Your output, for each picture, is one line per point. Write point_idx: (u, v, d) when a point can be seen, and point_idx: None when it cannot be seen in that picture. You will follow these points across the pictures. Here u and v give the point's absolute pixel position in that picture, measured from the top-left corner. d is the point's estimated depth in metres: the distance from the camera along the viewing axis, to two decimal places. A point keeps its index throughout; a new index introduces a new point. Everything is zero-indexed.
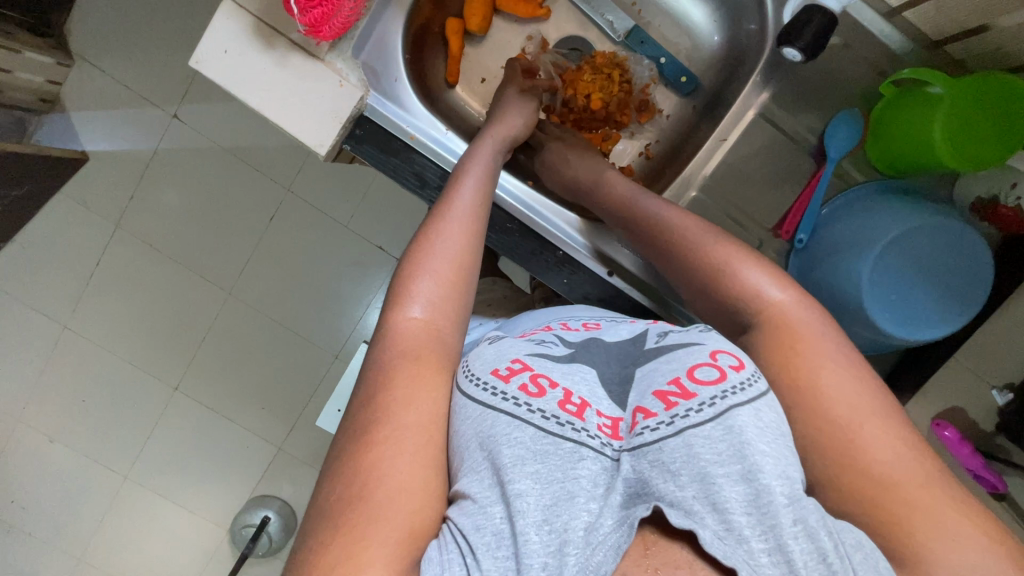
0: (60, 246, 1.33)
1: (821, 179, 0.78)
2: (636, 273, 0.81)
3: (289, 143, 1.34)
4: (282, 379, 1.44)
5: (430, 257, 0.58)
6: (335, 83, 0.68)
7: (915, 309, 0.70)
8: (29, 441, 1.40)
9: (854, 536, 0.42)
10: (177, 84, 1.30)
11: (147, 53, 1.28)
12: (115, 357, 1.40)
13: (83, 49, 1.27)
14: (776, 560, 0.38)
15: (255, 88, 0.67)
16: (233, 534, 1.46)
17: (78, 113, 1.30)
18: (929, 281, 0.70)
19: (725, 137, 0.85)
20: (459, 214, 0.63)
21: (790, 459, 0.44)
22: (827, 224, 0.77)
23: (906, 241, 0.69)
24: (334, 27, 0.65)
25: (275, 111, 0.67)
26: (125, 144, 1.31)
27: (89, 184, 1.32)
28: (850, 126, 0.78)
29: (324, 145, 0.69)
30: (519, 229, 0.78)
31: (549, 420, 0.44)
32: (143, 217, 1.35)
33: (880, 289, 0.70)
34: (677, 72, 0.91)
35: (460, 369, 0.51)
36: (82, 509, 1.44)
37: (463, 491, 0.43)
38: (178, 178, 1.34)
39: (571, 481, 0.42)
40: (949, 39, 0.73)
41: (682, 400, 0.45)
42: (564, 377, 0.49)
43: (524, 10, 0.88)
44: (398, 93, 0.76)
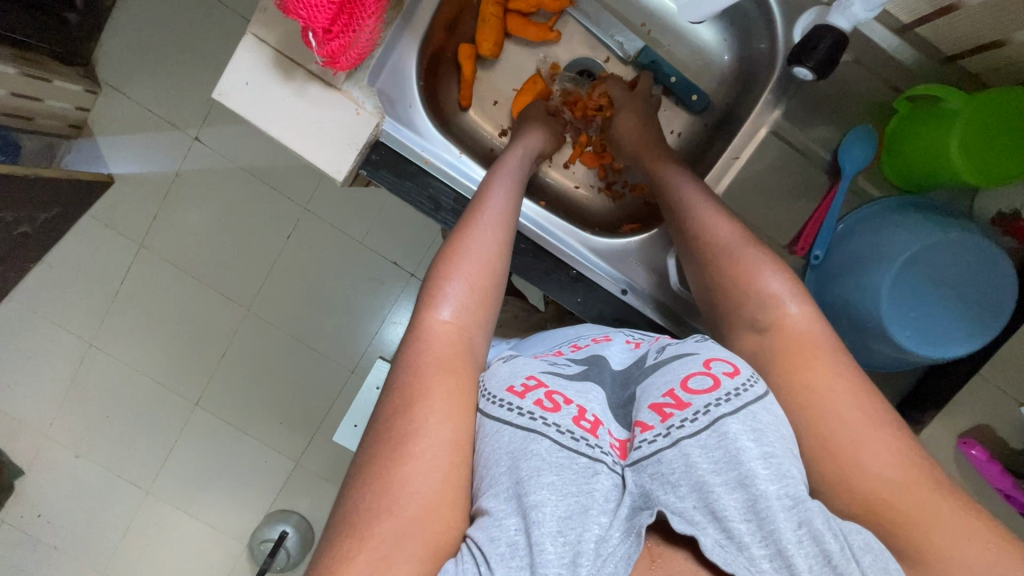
0: (88, 265, 1.38)
1: (837, 195, 0.77)
2: (649, 290, 0.81)
3: (305, 162, 1.37)
4: (300, 394, 1.46)
5: (462, 261, 0.59)
6: (352, 111, 0.70)
7: (933, 329, 0.69)
8: (56, 456, 1.44)
9: (861, 537, 0.42)
10: (198, 107, 1.34)
11: (170, 79, 1.33)
12: (137, 373, 1.43)
13: (109, 76, 1.31)
14: (776, 565, 0.39)
15: (277, 120, 0.69)
16: (251, 549, 1.47)
17: (103, 137, 1.34)
18: (947, 297, 0.68)
19: (738, 154, 0.82)
20: (488, 224, 0.63)
21: (789, 459, 0.45)
22: (843, 238, 0.76)
23: (925, 259, 0.68)
24: (350, 59, 0.67)
25: (293, 139, 0.69)
26: (149, 167, 1.36)
27: (114, 205, 1.36)
28: (864, 142, 0.77)
29: (342, 171, 0.70)
30: (532, 248, 0.78)
31: (564, 434, 0.44)
32: (165, 237, 1.38)
33: (898, 306, 0.68)
34: (687, 90, 0.91)
35: (478, 388, 0.51)
36: (106, 523, 1.46)
37: (483, 508, 0.43)
38: (198, 199, 1.37)
39: (585, 495, 0.42)
40: (962, 54, 0.71)
41: (676, 411, 0.46)
42: (578, 395, 0.49)
43: (535, 33, 0.88)
44: (411, 118, 0.77)
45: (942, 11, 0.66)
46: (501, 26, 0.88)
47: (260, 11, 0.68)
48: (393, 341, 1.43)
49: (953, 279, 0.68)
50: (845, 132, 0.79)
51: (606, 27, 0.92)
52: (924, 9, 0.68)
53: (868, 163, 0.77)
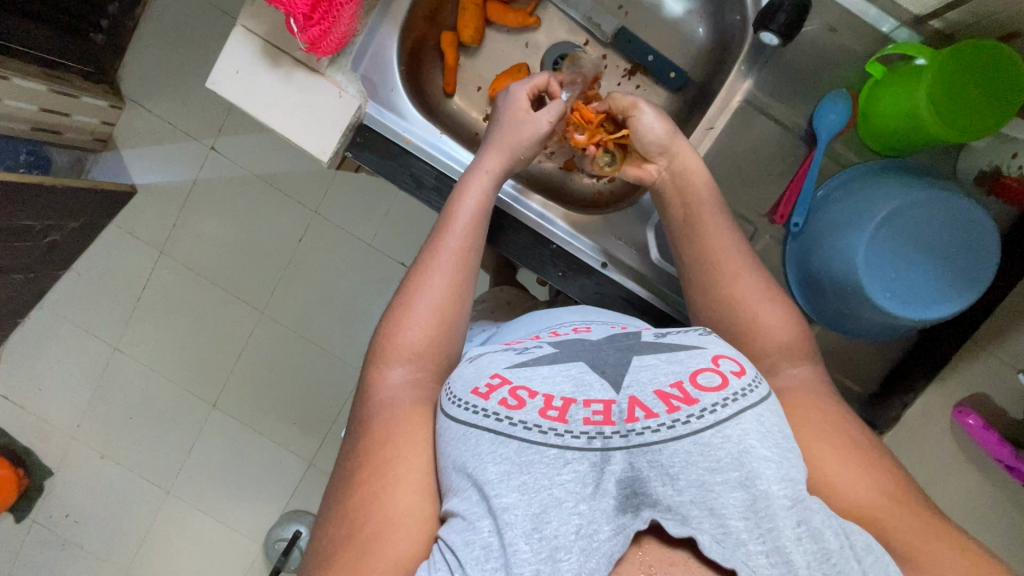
0: (112, 272, 1.44)
1: (814, 161, 0.76)
2: (630, 264, 0.81)
3: (315, 168, 1.42)
4: (312, 395, 1.49)
5: (416, 308, 0.61)
6: (334, 94, 0.73)
7: (913, 287, 0.67)
8: (83, 457, 1.49)
9: (863, 538, 0.44)
10: (214, 118, 1.41)
11: (187, 91, 1.40)
12: (158, 376, 1.48)
13: (132, 92, 1.39)
14: (774, 561, 0.39)
15: (263, 104, 0.72)
16: (267, 549, 1.50)
17: (127, 150, 1.42)
18: (931, 258, 0.67)
19: (712, 125, 0.81)
20: (444, 260, 0.65)
21: (794, 459, 0.45)
22: (822, 207, 0.75)
23: (900, 219, 0.67)
24: (332, 43, 0.70)
25: (280, 123, 0.73)
26: (168, 177, 1.42)
27: (137, 214, 1.43)
28: (838, 106, 0.76)
29: (326, 152, 0.73)
30: (513, 224, 0.79)
31: (532, 430, 0.45)
32: (184, 244, 1.44)
33: (876, 267, 0.67)
34: (664, 68, 0.92)
35: (443, 394, 0.53)
36: (129, 523, 1.51)
37: (453, 510, 0.45)
38: (214, 206, 1.43)
39: (558, 488, 0.43)
40: (934, 13, 0.72)
41: (683, 405, 0.46)
42: (544, 382, 0.49)
43: (514, 20, 0.91)
44: (394, 101, 0.81)
45: None
46: (481, 13, 0.90)
47: (248, 4, 0.71)
48: None
49: (935, 239, 0.67)
50: (818, 100, 0.78)
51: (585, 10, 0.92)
52: None
53: (842, 128, 0.76)
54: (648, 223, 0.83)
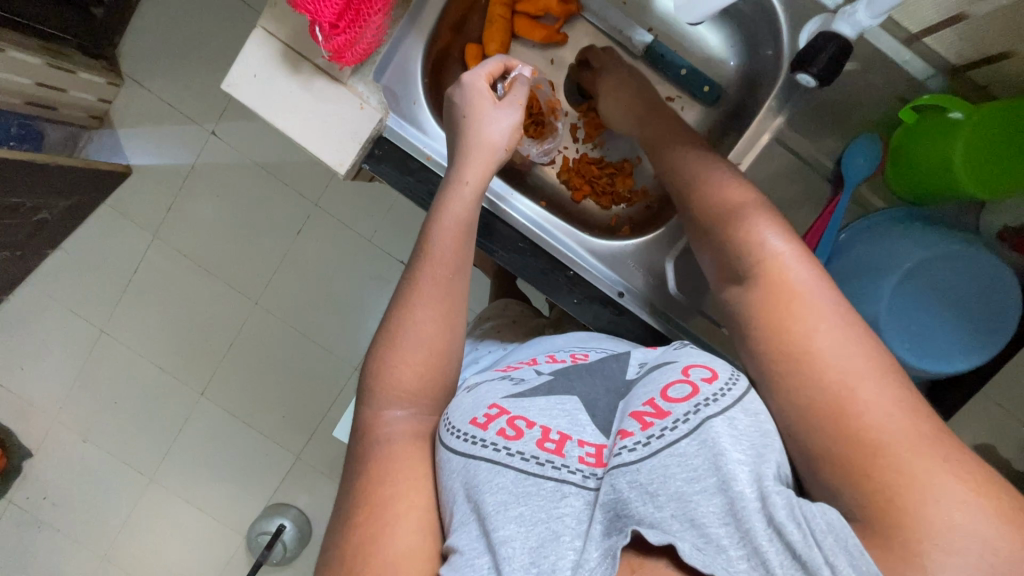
0: (103, 254, 1.41)
1: (840, 203, 0.75)
2: (648, 296, 0.80)
3: (317, 160, 1.39)
4: (303, 388, 1.47)
5: (405, 339, 0.59)
6: (355, 105, 0.71)
7: (929, 343, 0.68)
8: (63, 439, 1.46)
9: (825, 516, 0.40)
10: (215, 102, 1.37)
11: (189, 73, 1.35)
12: (146, 362, 1.46)
13: (131, 70, 1.35)
14: (755, 565, 0.38)
15: (278, 109, 0.70)
16: (249, 541, 1.48)
17: (124, 130, 1.38)
18: (948, 311, 0.68)
19: (739, 161, 0.81)
20: (433, 290, 0.62)
21: (768, 457, 0.44)
22: (843, 249, 0.74)
23: (922, 274, 0.68)
24: (355, 53, 0.69)
25: (298, 131, 0.71)
26: (165, 159, 1.39)
27: (131, 196, 1.39)
28: (868, 150, 0.75)
29: (344, 165, 0.72)
30: (531, 248, 0.78)
31: (529, 461, 0.45)
32: (179, 229, 1.41)
33: (896, 319, 0.68)
34: (699, 82, 0.90)
35: (442, 424, 0.51)
36: (108, 508, 1.48)
37: (452, 544, 0.43)
38: (212, 192, 1.40)
39: (556, 521, 0.42)
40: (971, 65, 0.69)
41: (657, 420, 0.45)
42: (541, 414, 0.49)
43: (541, 35, 0.89)
44: (416, 115, 0.78)
45: (953, 17, 0.65)
46: (508, 26, 0.88)
47: (270, 6, 0.70)
48: None
49: (952, 295, 0.68)
50: (851, 139, 0.78)
51: (616, 24, 0.91)
52: (934, 18, 0.67)
53: (871, 172, 0.75)
54: (671, 252, 0.81)
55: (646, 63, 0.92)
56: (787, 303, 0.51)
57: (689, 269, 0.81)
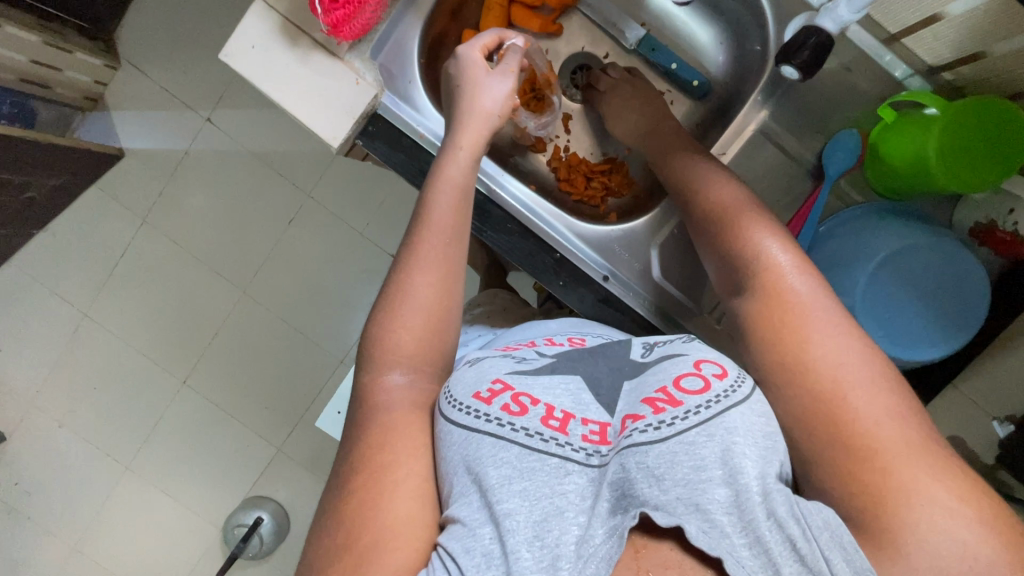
0: (90, 237, 1.40)
1: (818, 197, 0.77)
2: (631, 281, 0.81)
3: (312, 151, 1.39)
4: (287, 379, 1.46)
5: (403, 307, 0.60)
6: (351, 80, 0.72)
7: (904, 329, 0.70)
8: (39, 424, 1.43)
9: (820, 512, 0.42)
10: (212, 89, 1.37)
11: (187, 58, 1.36)
12: (128, 347, 1.44)
13: (129, 54, 1.35)
14: (756, 552, 0.40)
15: (279, 82, 0.71)
16: (225, 534, 1.46)
17: (118, 113, 1.37)
18: (922, 300, 0.70)
19: (724, 151, 0.84)
20: (428, 254, 0.63)
21: (771, 454, 0.45)
22: (823, 240, 0.75)
23: (896, 262, 0.70)
24: (354, 28, 0.70)
25: (292, 103, 0.71)
26: (159, 144, 1.38)
27: (123, 179, 1.39)
28: (848, 146, 0.77)
29: (337, 138, 0.72)
30: (519, 230, 0.79)
31: (533, 437, 0.46)
32: (169, 215, 1.40)
33: (873, 307, 0.70)
34: (688, 77, 0.92)
35: (443, 397, 0.52)
36: (81, 496, 1.45)
37: (453, 515, 0.44)
38: (205, 178, 1.40)
39: (559, 496, 0.43)
40: (946, 65, 0.72)
41: (669, 406, 0.46)
42: (545, 392, 0.49)
43: (536, 24, 0.91)
44: (409, 94, 0.80)
45: (928, 19, 0.68)
46: (504, 14, 0.90)
47: None
48: None
49: (924, 284, 0.70)
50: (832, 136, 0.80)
51: (610, 16, 0.94)
52: (911, 19, 0.70)
53: (850, 167, 0.78)
54: (653, 242, 0.83)
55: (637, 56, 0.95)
56: (782, 308, 0.54)
57: (674, 258, 0.83)
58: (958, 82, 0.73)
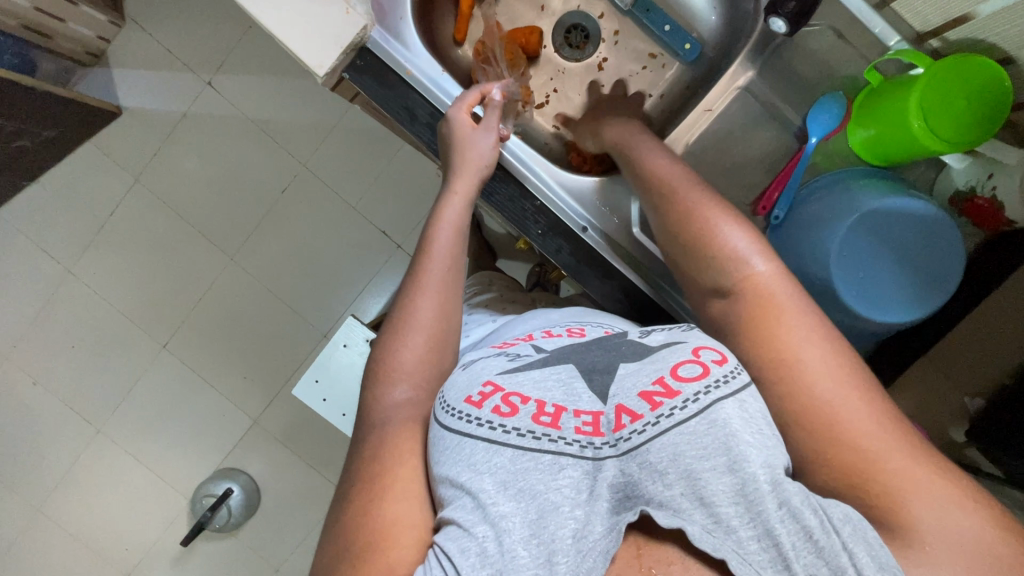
0: (82, 193, 1.39)
1: (800, 158, 0.78)
2: (610, 234, 0.81)
3: (310, 121, 1.39)
4: (269, 351, 1.44)
5: (406, 326, 0.60)
6: (341, 10, 0.73)
7: (879, 291, 0.70)
8: (13, 380, 1.41)
9: (841, 508, 0.41)
10: (215, 54, 1.37)
11: (193, 21, 1.36)
12: (109, 307, 1.42)
13: (135, 13, 1.36)
14: (764, 545, 0.38)
15: (269, 7, 0.71)
16: (194, 504, 1.43)
17: (119, 71, 1.37)
18: (897, 264, 0.70)
19: (711, 107, 0.85)
20: (431, 279, 0.64)
21: (773, 442, 0.44)
22: (802, 203, 0.77)
23: (873, 221, 0.69)
24: None
25: (280, 28, 0.72)
26: (158, 105, 1.38)
27: (119, 137, 1.38)
28: (832, 108, 0.78)
29: (323, 66, 0.73)
30: (501, 173, 0.80)
31: (524, 437, 0.44)
32: (163, 176, 1.40)
33: (847, 262, 0.70)
34: (680, 41, 0.95)
35: (437, 403, 0.51)
36: (50, 457, 1.43)
37: (447, 517, 0.42)
38: (201, 142, 1.39)
39: (553, 492, 0.41)
40: (937, 29, 0.74)
41: (667, 400, 0.44)
42: (536, 388, 0.48)
43: None
44: (399, 30, 0.78)
45: None
46: None
47: None
48: (370, 310, 1.43)
49: (902, 245, 0.70)
50: (816, 99, 0.81)
51: None
52: None
53: (834, 129, 0.78)
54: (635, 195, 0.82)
55: (633, 17, 0.98)
56: (761, 308, 0.55)
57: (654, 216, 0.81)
58: (945, 50, 0.76)
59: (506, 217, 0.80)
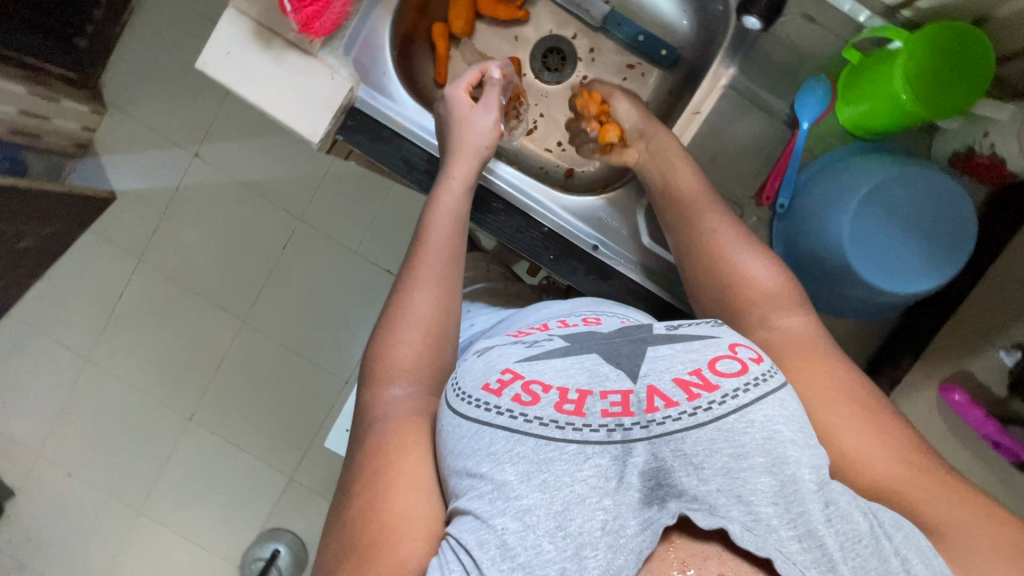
0: (89, 282, 1.41)
1: (797, 142, 0.80)
2: (620, 247, 0.82)
3: (301, 175, 1.41)
4: (294, 406, 1.45)
5: (402, 322, 0.61)
6: (326, 77, 0.75)
7: (900, 264, 0.70)
8: (47, 475, 1.42)
9: (891, 516, 0.43)
10: (198, 125, 1.40)
11: (172, 97, 1.39)
12: (131, 389, 1.43)
13: (115, 99, 1.38)
14: (807, 546, 0.38)
15: (257, 85, 0.74)
16: (244, 570, 1.43)
17: (108, 157, 1.40)
18: (914, 234, 0.70)
19: (698, 110, 0.86)
20: (427, 274, 0.65)
21: (818, 447, 0.44)
22: (805, 188, 0.78)
23: (881, 195, 0.70)
24: (323, 24, 0.73)
25: (270, 103, 0.74)
26: (150, 184, 1.40)
27: (116, 222, 1.40)
28: (818, 91, 0.80)
29: (316, 133, 0.75)
30: (504, 208, 0.81)
31: (548, 426, 0.44)
32: (165, 252, 1.41)
33: (862, 240, 0.70)
34: (656, 46, 0.96)
35: (450, 388, 0.51)
36: (94, 546, 1.43)
37: (462, 507, 0.42)
38: (198, 213, 1.41)
39: (580, 483, 0.41)
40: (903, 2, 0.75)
41: (704, 392, 0.44)
42: (558, 375, 0.47)
43: (503, 12, 0.97)
44: (384, 84, 0.81)
45: None
46: (472, 7, 0.96)
47: None
48: None
49: (915, 215, 0.70)
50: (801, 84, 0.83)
51: None
52: None
53: (823, 113, 0.81)
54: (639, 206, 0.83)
55: (605, 33, 1.00)
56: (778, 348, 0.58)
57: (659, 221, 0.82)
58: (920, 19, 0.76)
59: (516, 249, 0.81)
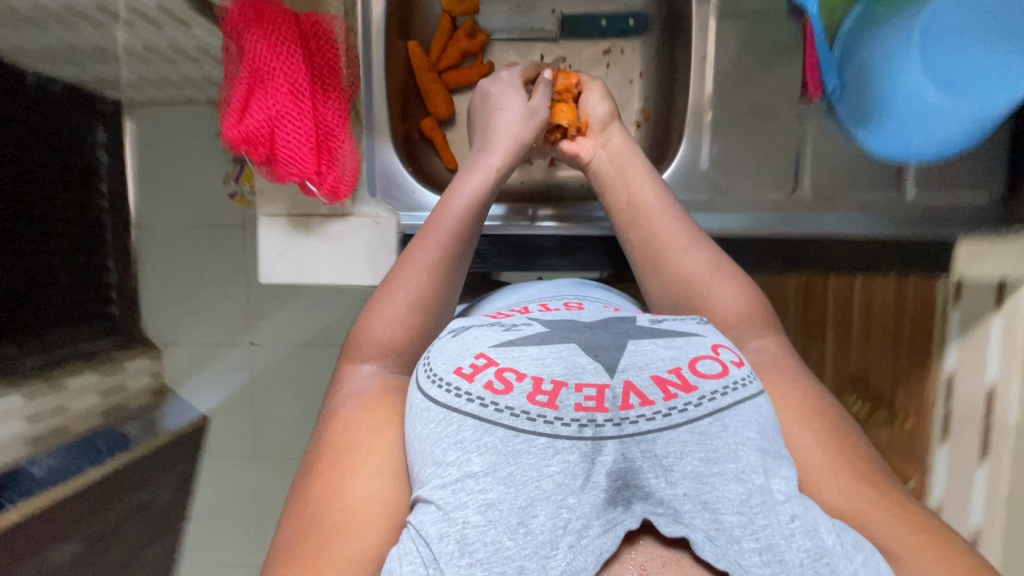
0: (230, 499, 1.49)
1: (816, 30, 0.76)
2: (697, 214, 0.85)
3: (346, 307, 1.40)
4: None
5: (389, 305, 0.60)
6: (371, 225, 0.80)
7: (1008, 62, 0.69)
8: None
9: (852, 535, 0.41)
10: (240, 316, 1.43)
11: (206, 305, 1.42)
12: None
13: (163, 334, 1.42)
14: (767, 560, 0.37)
15: (322, 266, 0.81)
16: None
17: (185, 387, 1.44)
18: (999, 30, 0.68)
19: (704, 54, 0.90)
20: (427, 260, 0.64)
21: (783, 458, 0.43)
22: (849, 59, 0.78)
23: (939, 24, 0.70)
24: (347, 183, 0.77)
25: (340, 275, 0.81)
26: (229, 390, 1.46)
27: (223, 436, 1.47)
28: None
29: None
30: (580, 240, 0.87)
31: (520, 417, 0.40)
32: (273, 441, 1.47)
33: (956, 65, 0.71)
34: (623, 19, 0.98)
35: (422, 367, 0.47)
36: None
37: (423, 496, 0.40)
38: (279, 392, 1.45)
39: (545, 479, 0.39)
40: None
41: (682, 392, 0.42)
42: (534, 363, 0.43)
43: (472, 74, 0.97)
44: (419, 201, 0.89)
45: None
46: (444, 87, 0.97)
47: (263, 193, 0.79)
48: None
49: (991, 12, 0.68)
50: None
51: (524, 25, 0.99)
52: None
53: None
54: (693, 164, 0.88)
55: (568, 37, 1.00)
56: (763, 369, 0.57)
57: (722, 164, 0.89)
58: None
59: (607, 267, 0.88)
